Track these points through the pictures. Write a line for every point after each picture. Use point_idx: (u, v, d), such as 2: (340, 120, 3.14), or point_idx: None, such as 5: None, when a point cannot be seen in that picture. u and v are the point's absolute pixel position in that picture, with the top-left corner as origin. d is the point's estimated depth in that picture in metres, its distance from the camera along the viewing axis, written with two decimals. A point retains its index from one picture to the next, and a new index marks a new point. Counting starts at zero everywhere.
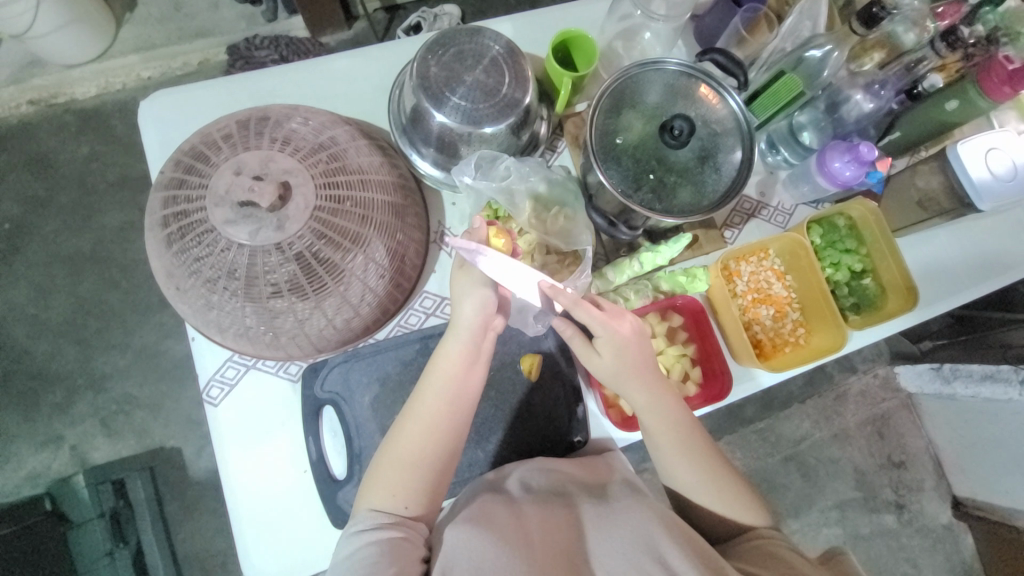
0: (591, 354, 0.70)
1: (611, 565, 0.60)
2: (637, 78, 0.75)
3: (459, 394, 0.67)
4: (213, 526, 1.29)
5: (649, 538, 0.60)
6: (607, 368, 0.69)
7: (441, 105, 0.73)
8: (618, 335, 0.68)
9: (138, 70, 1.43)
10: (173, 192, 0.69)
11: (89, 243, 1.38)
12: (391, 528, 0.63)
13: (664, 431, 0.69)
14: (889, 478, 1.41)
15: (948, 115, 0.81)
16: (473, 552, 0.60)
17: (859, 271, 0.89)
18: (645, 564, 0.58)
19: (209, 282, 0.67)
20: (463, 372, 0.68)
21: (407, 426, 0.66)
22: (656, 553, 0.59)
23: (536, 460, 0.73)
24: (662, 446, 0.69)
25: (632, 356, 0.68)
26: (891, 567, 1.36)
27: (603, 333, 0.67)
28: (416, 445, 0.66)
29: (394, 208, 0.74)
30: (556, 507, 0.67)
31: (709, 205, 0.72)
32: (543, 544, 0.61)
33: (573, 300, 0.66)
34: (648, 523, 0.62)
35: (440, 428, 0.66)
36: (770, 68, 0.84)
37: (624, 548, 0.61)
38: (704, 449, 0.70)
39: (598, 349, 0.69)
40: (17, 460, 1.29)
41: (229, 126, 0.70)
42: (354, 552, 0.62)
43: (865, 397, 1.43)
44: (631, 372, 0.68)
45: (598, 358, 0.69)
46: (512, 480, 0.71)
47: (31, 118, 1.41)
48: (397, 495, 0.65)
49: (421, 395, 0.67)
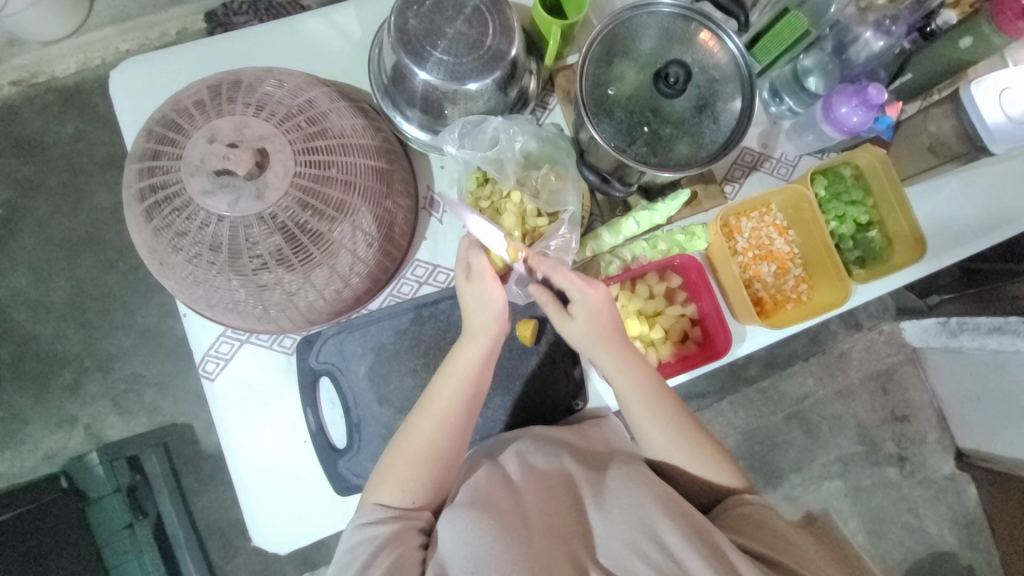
0: (563, 317, 0.69)
1: (610, 549, 0.59)
2: (630, 23, 0.70)
3: (474, 386, 0.67)
4: (229, 497, 1.33)
5: (646, 517, 0.59)
6: (579, 333, 0.69)
7: (423, 61, 0.69)
8: (595, 301, 0.68)
9: (117, 44, 1.38)
10: (148, 164, 0.66)
11: (83, 226, 1.36)
12: (391, 520, 0.63)
13: (637, 395, 0.68)
14: (891, 432, 1.41)
15: (963, 54, 0.74)
16: (472, 542, 0.59)
17: (865, 224, 0.86)
18: (644, 546, 0.57)
19: (194, 256, 0.65)
20: (481, 367, 0.67)
21: (421, 422, 0.66)
22: (654, 534, 0.58)
23: (533, 435, 0.74)
24: (638, 406, 0.68)
25: (602, 324, 0.68)
26: (891, 517, 1.39)
27: (578, 297, 0.67)
28: (428, 443, 0.65)
29: (379, 173, 0.71)
30: (556, 487, 0.66)
31: (708, 156, 0.69)
32: (541, 527, 0.61)
33: (551, 267, 0.68)
34: (645, 500, 0.60)
35: (458, 419, 0.66)
36: (773, 7, 0.78)
37: (623, 529, 0.60)
38: (665, 398, 0.69)
39: (572, 313, 0.68)
40: (33, 442, 1.32)
41: (200, 92, 0.67)
42: (356, 546, 0.62)
43: (869, 352, 1.42)
44: (602, 336, 0.68)
45: (572, 323, 0.68)
46: (511, 456, 0.70)
47: (13, 100, 1.37)
48: (406, 490, 0.64)
49: (436, 393, 0.67)
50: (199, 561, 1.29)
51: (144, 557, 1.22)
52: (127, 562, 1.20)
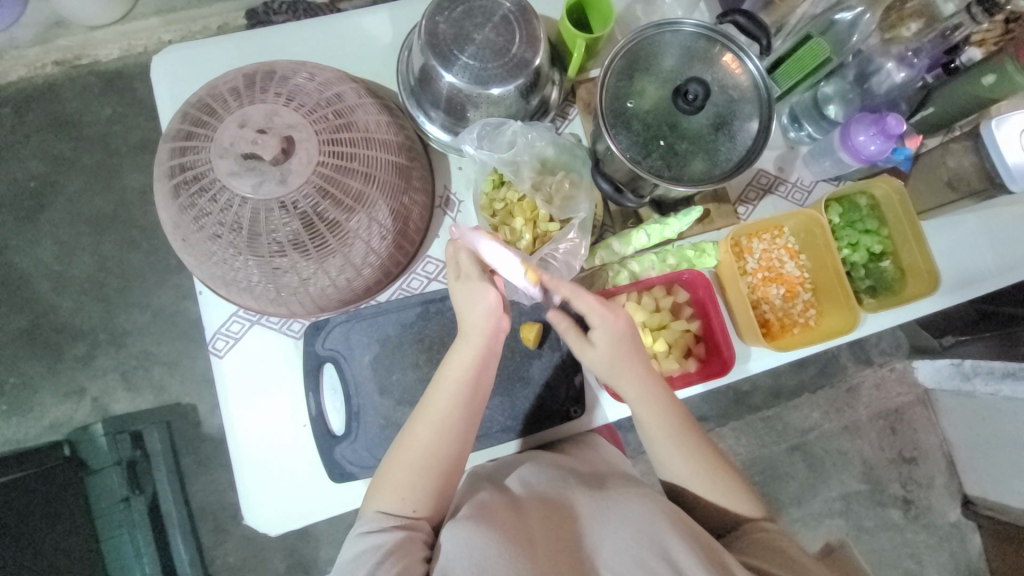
0: (584, 345, 0.70)
1: (615, 562, 0.58)
2: (653, 40, 0.71)
3: (471, 389, 0.67)
4: (225, 481, 1.34)
5: (653, 533, 0.58)
6: (602, 361, 0.69)
7: (450, 64, 0.71)
8: (615, 327, 0.68)
9: (160, 34, 1.43)
10: (180, 144, 0.69)
11: (111, 204, 1.41)
12: (395, 529, 0.62)
13: (652, 411, 0.69)
14: (897, 473, 1.38)
15: (985, 91, 0.76)
16: (475, 550, 0.57)
17: (878, 253, 0.86)
18: (652, 562, 0.56)
19: (215, 236, 0.67)
20: (478, 372, 0.67)
21: (418, 430, 0.66)
22: (659, 546, 0.57)
23: (537, 459, 0.73)
24: (655, 427, 0.69)
25: (625, 348, 0.69)
26: (892, 562, 1.35)
27: (598, 323, 0.68)
28: (426, 448, 0.65)
29: (398, 168, 0.73)
30: (555, 501, 0.65)
31: (721, 174, 0.70)
32: (545, 541, 0.59)
33: (572, 290, 0.67)
34: (650, 516, 0.60)
35: (453, 426, 0.66)
36: (795, 34, 0.79)
37: (628, 544, 0.58)
38: (679, 421, 0.70)
39: (593, 340, 0.69)
40: (41, 410, 1.35)
41: (236, 80, 0.70)
42: (360, 554, 0.61)
43: (879, 390, 1.39)
44: (624, 366, 0.68)
45: (592, 349, 0.70)
46: (513, 477, 0.70)
47: (57, 80, 1.43)
48: (406, 498, 0.64)
49: (433, 399, 0.67)
50: (190, 542, 1.30)
51: (138, 533, 1.23)
52: (117, 536, 1.20)
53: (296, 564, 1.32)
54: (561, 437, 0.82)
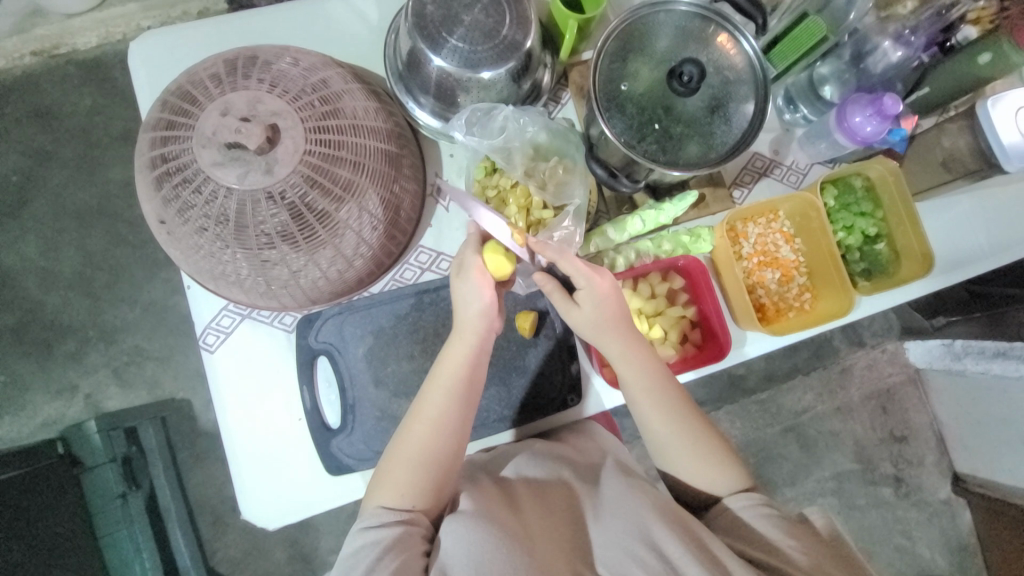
0: (569, 305, 0.70)
1: (610, 558, 0.59)
2: (647, 20, 0.70)
3: (455, 381, 0.67)
4: (222, 474, 1.34)
5: (646, 526, 0.59)
6: (587, 322, 0.69)
7: (438, 47, 0.69)
8: (601, 287, 0.68)
9: (138, 21, 1.38)
10: (160, 134, 0.67)
11: (95, 198, 1.38)
12: (394, 525, 0.62)
13: (658, 408, 0.69)
14: (889, 452, 1.40)
15: (981, 69, 0.75)
16: (473, 547, 0.58)
17: (873, 236, 0.85)
18: (644, 554, 0.57)
19: (201, 229, 0.66)
20: (458, 363, 0.67)
21: (408, 425, 0.66)
22: (653, 540, 0.58)
23: (538, 449, 0.73)
24: (661, 424, 0.69)
25: (611, 310, 0.68)
26: (883, 538, 1.38)
27: (584, 285, 0.67)
28: (418, 442, 0.65)
29: (387, 156, 0.71)
30: (551, 494, 0.66)
31: (717, 157, 0.69)
32: (541, 536, 0.60)
33: (557, 252, 0.66)
34: (641, 509, 0.60)
35: (443, 418, 0.66)
36: (792, 13, 0.77)
37: (623, 537, 0.59)
38: (676, 412, 0.69)
39: (578, 300, 0.69)
40: (32, 408, 1.33)
41: (217, 66, 0.67)
42: (360, 550, 0.61)
43: (871, 371, 1.41)
44: (611, 326, 0.68)
45: (578, 309, 0.69)
46: (509, 467, 0.71)
47: (35, 70, 1.39)
48: (401, 492, 0.64)
49: (420, 394, 0.66)
50: (189, 536, 1.30)
51: (137, 529, 1.21)
52: (115, 533, 1.17)
53: (296, 554, 1.33)
54: (558, 425, 0.82)
